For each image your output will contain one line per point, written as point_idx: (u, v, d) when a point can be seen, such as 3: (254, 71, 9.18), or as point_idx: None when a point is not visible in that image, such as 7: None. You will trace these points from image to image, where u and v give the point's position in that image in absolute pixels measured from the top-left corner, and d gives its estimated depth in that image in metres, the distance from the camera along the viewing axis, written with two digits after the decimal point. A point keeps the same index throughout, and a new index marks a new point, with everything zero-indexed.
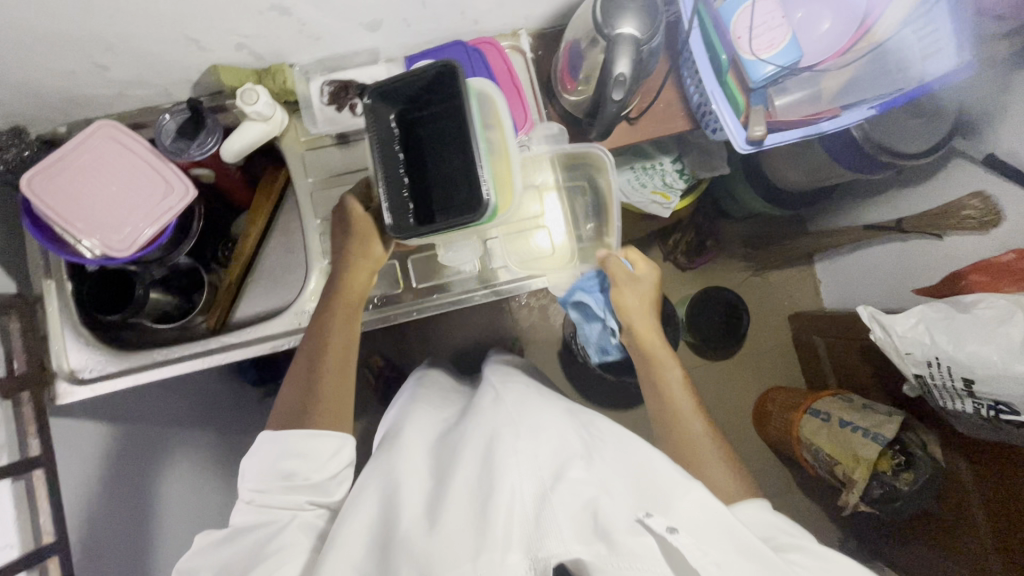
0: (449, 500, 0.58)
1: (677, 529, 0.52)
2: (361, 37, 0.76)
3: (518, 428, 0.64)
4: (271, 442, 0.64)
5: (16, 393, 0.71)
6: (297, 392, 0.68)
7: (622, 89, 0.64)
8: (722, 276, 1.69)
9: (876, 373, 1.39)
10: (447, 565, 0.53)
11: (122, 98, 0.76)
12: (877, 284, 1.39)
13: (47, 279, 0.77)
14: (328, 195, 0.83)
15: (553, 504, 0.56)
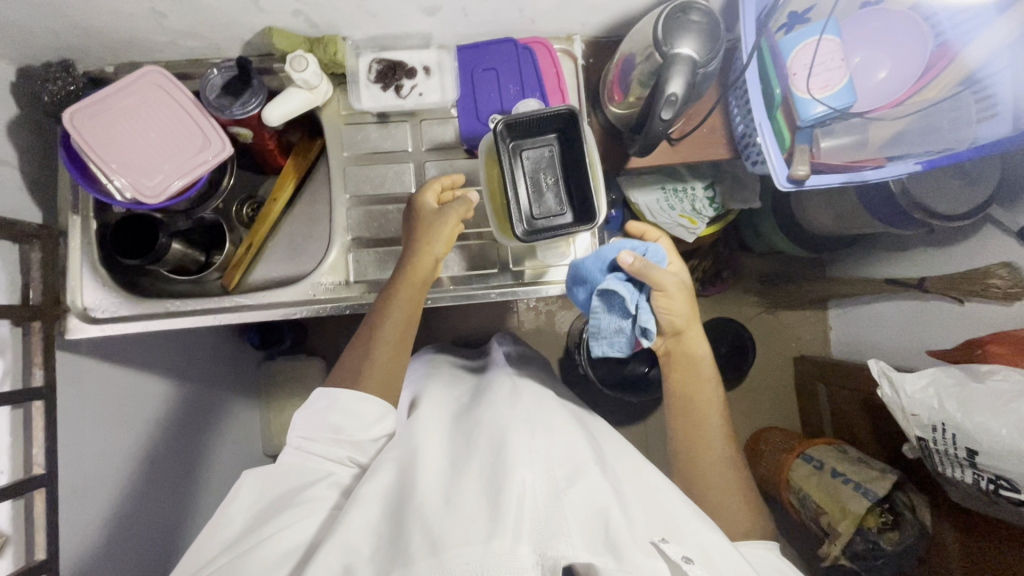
0: (466, 487, 0.58)
1: (693, 562, 0.53)
2: (417, 21, 0.76)
3: (536, 431, 0.65)
4: (325, 396, 0.66)
5: (28, 322, 0.71)
6: (354, 363, 0.70)
7: (672, 109, 0.63)
8: (733, 309, 1.68)
9: (875, 427, 1.38)
10: (458, 542, 0.52)
11: (173, 46, 0.76)
12: (887, 338, 1.38)
13: (74, 215, 0.77)
14: (360, 172, 0.83)
15: (565, 508, 0.56)
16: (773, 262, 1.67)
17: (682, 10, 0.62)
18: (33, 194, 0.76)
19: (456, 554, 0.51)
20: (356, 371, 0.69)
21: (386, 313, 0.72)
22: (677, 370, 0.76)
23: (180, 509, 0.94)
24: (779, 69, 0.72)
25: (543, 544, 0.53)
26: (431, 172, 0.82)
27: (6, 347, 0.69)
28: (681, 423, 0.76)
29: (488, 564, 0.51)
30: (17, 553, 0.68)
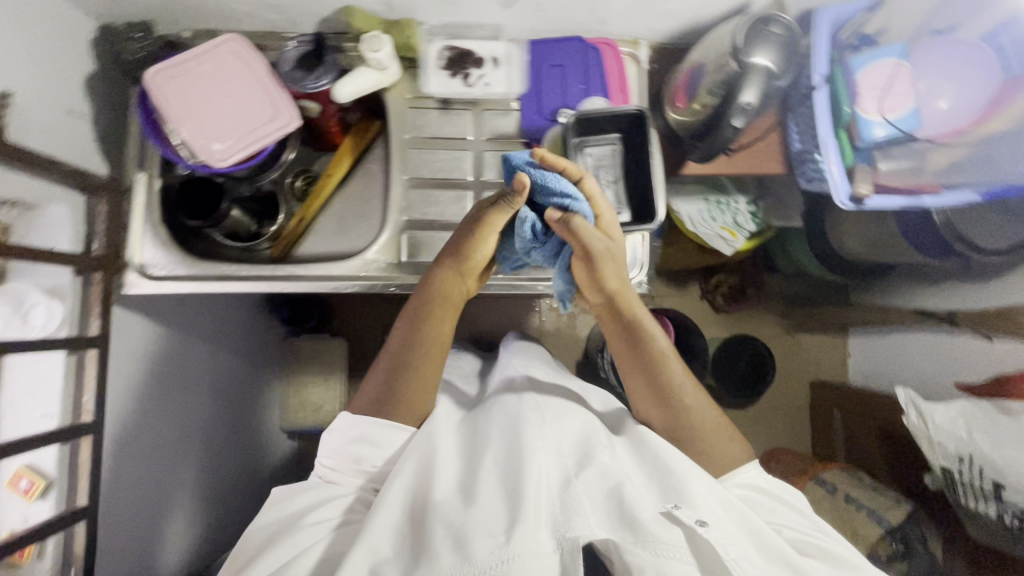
0: (480, 477, 0.62)
1: (707, 524, 0.56)
2: (492, 13, 0.77)
3: (545, 416, 0.69)
4: (353, 423, 0.67)
5: (90, 272, 0.74)
6: (372, 393, 0.69)
7: (744, 118, 0.66)
8: (754, 327, 1.68)
9: (891, 457, 1.38)
10: (479, 535, 0.55)
11: (251, 18, 0.78)
12: (907, 369, 1.39)
13: (140, 173, 0.79)
14: (420, 155, 0.84)
15: (579, 490, 0.60)
16: (798, 284, 1.67)
17: (764, 22, 0.63)
18: (103, 150, 0.78)
19: (479, 546, 0.54)
20: (378, 401, 0.69)
21: (409, 343, 0.70)
22: (615, 334, 0.73)
23: (198, 488, 0.98)
24: (848, 87, 0.73)
25: (560, 527, 0.57)
26: (489, 161, 0.83)
27: (68, 293, 0.71)
28: (636, 384, 0.72)
29: (509, 550, 0.54)
30: (60, 496, 0.71)
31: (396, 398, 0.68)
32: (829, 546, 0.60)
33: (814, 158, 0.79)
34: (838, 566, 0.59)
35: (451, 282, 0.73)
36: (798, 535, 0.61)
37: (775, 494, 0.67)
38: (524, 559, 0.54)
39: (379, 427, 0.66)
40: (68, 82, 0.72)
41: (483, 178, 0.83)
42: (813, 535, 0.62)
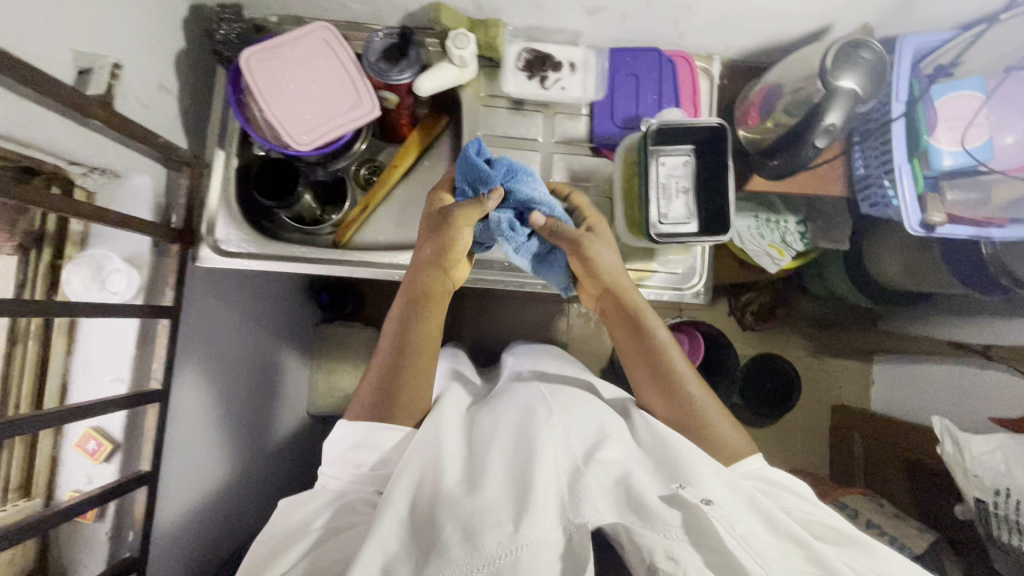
0: (487, 468, 0.62)
1: (711, 503, 0.57)
2: (575, 19, 0.79)
3: (551, 409, 0.71)
4: (352, 428, 0.68)
5: (170, 244, 0.75)
6: (370, 396, 0.71)
7: (827, 138, 0.66)
8: (780, 347, 1.69)
9: (912, 485, 1.38)
10: (489, 525, 0.55)
11: (339, 7, 0.80)
12: (933, 399, 1.40)
13: (220, 150, 0.81)
14: (491, 153, 0.85)
15: (587, 480, 0.60)
16: (825, 307, 1.68)
17: (854, 46, 0.64)
18: (184, 125, 0.80)
19: (488, 535, 0.54)
20: (377, 404, 0.70)
21: (402, 344, 0.73)
22: (617, 327, 0.78)
23: (230, 462, 1.00)
24: (928, 115, 0.73)
25: (568, 515, 0.57)
26: (557, 163, 0.85)
27: (145, 263, 0.75)
28: (645, 377, 0.75)
29: (519, 537, 0.54)
30: (123, 459, 0.73)
31: (394, 401, 0.70)
32: (833, 525, 0.61)
33: (881, 183, 0.78)
34: (848, 545, 0.60)
35: (439, 281, 0.75)
36: (804, 516, 0.63)
37: (782, 479, 0.68)
38: (535, 546, 0.54)
39: (379, 429, 0.68)
40: (161, 56, 0.74)
41: (550, 179, 0.85)
42: (818, 516, 0.63)
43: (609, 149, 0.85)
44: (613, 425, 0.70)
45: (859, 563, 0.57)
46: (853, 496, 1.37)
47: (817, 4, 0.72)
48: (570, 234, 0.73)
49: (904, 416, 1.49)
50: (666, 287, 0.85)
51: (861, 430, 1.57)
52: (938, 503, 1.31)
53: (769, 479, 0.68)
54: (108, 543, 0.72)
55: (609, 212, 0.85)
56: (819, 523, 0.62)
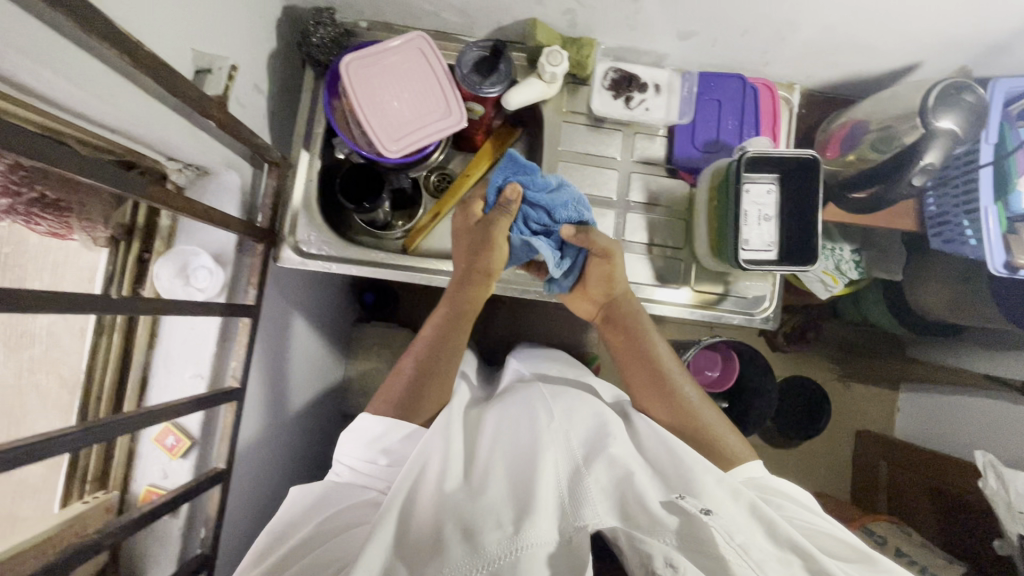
0: (485, 471, 0.61)
1: (712, 511, 0.54)
2: (666, 42, 0.80)
3: (555, 411, 0.69)
4: (375, 420, 0.66)
5: (255, 242, 0.75)
6: (397, 393, 0.70)
7: (923, 177, 0.68)
8: (808, 370, 1.67)
9: (939, 515, 1.36)
10: (490, 525, 0.53)
11: (432, 17, 0.80)
12: (966, 432, 1.39)
13: (305, 151, 0.81)
14: (572, 169, 0.85)
15: (589, 484, 0.58)
16: (855, 331, 1.66)
17: (957, 89, 0.66)
18: (270, 125, 0.80)
19: (490, 535, 0.52)
20: (403, 400, 0.69)
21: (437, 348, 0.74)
22: (617, 334, 0.80)
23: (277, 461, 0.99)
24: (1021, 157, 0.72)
25: (568, 517, 0.55)
26: (634, 182, 0.85)
27: (229, 261, 0.75)
28: (646, 383, 0.75)
29: (521, 537, 0.52)
30: (198, 456, 0.73)
31: (422, 398, 0.70)
32: (838, 536, 0.58)
33: (959, 222, 0.79)
34: (855, 559, 0.56)
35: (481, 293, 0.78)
36: (809, 527, 0.60)
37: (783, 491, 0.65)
38: (535, 548, 0.51)
39: (401, 426, 0.66)
40: (258, 57, 0.74)
41: (629, 198, 0.85)
42: (822, 527, 0.60)
43: (687, 171, 0.85)
44: (616, 426, 0.68)
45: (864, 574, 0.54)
46: (880, 522, 1.34)
47: (911, 42, 0.73)
48: (598, 242, 0.74)
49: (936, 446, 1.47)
50: (739, 313, 0.85)
51: (887, 456, 1.56)
52: (960, 535, 1.30)
53: (770, 489, 0.65)
54: (180, 539, 0.72)
55: (683, 234, 0.86)
56: (825, 535, 0.59)
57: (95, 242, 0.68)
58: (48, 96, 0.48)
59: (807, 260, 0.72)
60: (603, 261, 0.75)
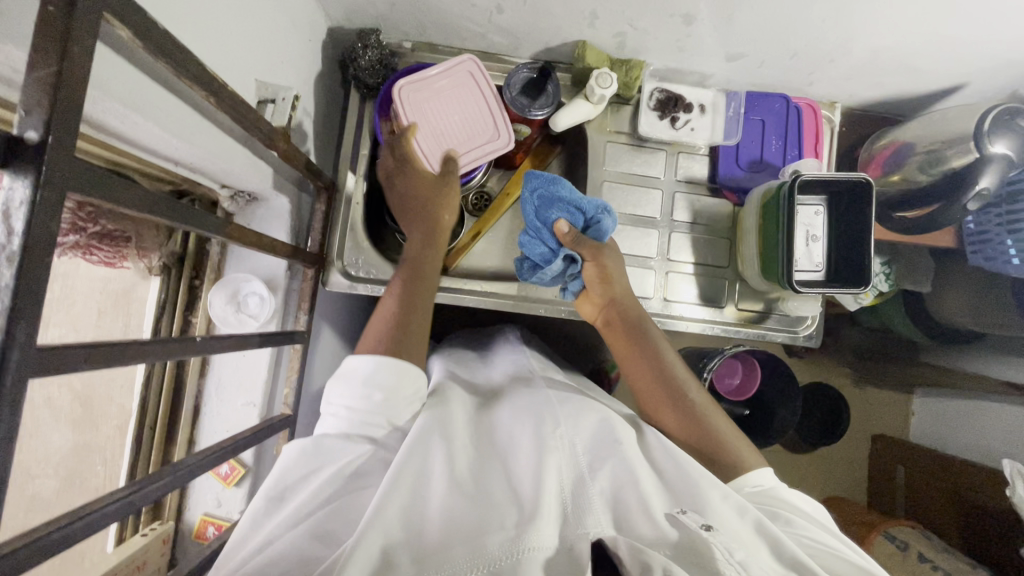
0: (477, 470, 0.53)
1: (715, 528, 0.46)
2: (712, 64, 0.80)
3: (559, 409, 0.60)
4: (364, 358, 0.58)
5: (306, 268, 0.74)
6: (384, 327, 0.62)
7: (979, 202, 0.70)
8: (822, 374, 1.53)
9: (959, 521, 1.23)
10: (492, 528, 0.45)
11: (479, 39, 0.80)
12: (987, 436, 1.25)
13: (351, 174, 0.80)
14: (616, 188, 0.85)
15: (591, 491, 0.50)
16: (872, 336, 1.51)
17: (1011, 114, 0.67)
18: (315, 147, 0.79)
19: (491, 536, 0.45)
20: (390, 337, 0.61)
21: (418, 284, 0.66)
22: (617, 338, 0.70)
23: None
24: None
25: (569, 525, 0.47)
26: (678, 202, 0.86)
27: (279, 287, 0.74)
28: (647, 389, 0.65)
29: (522, 544, 0.44)
30: (251, 485, 0.72)
31: (409, 333, 0.62)
32: (857, 563, 0.48)
33: (1001, 240, 0.79)
34: None
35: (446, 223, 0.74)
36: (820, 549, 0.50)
37: (791, 506, 0.56)
38: (536, 555, 0.44)
39: (393, 365, 0.58)
40: (307, 80, 0.73)
41: (673, 217, 0.85)
42: (837, 549, 0.50)
43: (730, 190, 0.85)
44: (622, 427, 0.59)
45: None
46: (902, 526, 1.21)
47: (958, 65, 0.74)
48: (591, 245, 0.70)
49: (952, 451, 1.33)
50: (784, 331, 0.86)
51: (903, 459, 1.42)
52: (985, 538, 1.16)
53: (777, 501, 0.56)
54: None
55: (727, 252, 0.86)
56: (839, 560, 0.49)
57: (148, 270, 0.69)
58: (128, 137, 0.47)
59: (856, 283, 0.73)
60: (592, 264, 0.71)
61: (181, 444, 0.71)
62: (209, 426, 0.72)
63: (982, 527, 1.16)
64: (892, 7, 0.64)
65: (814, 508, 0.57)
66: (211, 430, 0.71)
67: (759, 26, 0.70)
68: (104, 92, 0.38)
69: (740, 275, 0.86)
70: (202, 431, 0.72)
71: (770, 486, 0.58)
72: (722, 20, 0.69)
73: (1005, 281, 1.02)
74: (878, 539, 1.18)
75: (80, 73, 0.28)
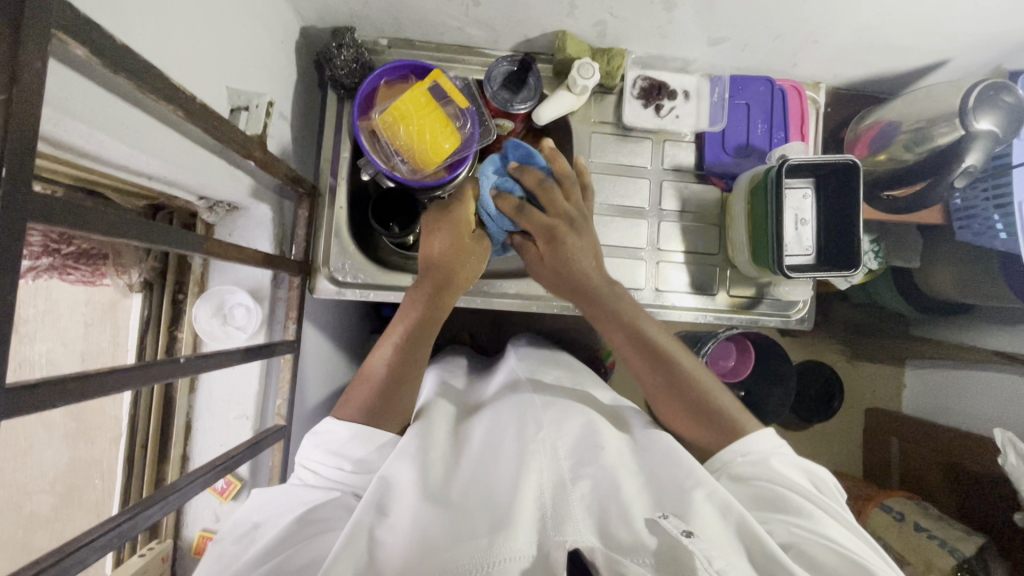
0: (456, 481, 0.54)
1: (695, 534, 0.46)
2: (694, 49, 0.79)
3: (542, 415, 0.60)
4: (343, 424, 0.59)
5: (293, 275, 0.73)
6: (368, 395, 0.61)
7: (967, 178, 0.70)
8: (815, 352, 1.51)
9: (953, 490, 1.24)
10: (466, 539, 0.47)
11: (457, 33, 0.78)
12: (979, 407, 1.26)
13: (333, 178, 0.79)
14: (602, 179, 0.84)
15: (571, 495, 0.50)
16: (864, 313, 1.51)
17: (997, 89, 0.67)
18: (293, 152, 0.78)
19: (464, 547, 0.46)
20: (373, 408, 0.60)
21: (410, 344, 0.64)
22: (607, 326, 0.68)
23: None
24: None
25: (545, 532, 0.48)
26: (666, 191, 0.85)
27: (266, 297, 0.72)
28: (644, 374, 0.65)
29: (495, 554, 0.45)
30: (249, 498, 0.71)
31: (391, 406, 0.61)
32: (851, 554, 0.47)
33: (988, 215, 0.79)
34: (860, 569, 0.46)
35: (457, 290, 0.69)
36: (803, 543, 0.49)
37: (790, 480, 0.55)
38: (509, 563, 0.45)
39: (369, 433, 0.58)
40: (282, 84, 0.72)
41: (661, 207, 0.84)
42: (827, 534, 0.49)
43: (717, 176, 0.84)
44: (605, 427, 0.60)
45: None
46: (899, 498, 1.23)
47: (941, 41, 0.73)
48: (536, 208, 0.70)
49: (944, 422, 1.35)
50: (778, 317, 0.86)
51: (897, 431, 1.43)
52: (980, 506, 1.16)
53: (773, 475, 0.55)
54: None
55: (717, 239, 0.86)
56: (820, 548, 0.48)
57: (130, 287, 0.68)
58: (96, 154, 0.46)
59: (843, 264, 0.73)
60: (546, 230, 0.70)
61: (174, 461, 0.69)
62: (201, 442, 0.71)
63: (979, 497, 1.17)
64: None
65: (817, 479, 0.56)
66: (206, 444, 0.71)
67: (740, 9, 0.69)
68: (63, 111, 0.36)
69: (731, 261, 0.85)
70: (194, 447, 0.71)
71: (770, 452, 0.58)
72: (702, 4, 0.68)
73: (991, 254, 1.02)
74: (875, 512, 1.21)
75: (34, 100, 0.27)
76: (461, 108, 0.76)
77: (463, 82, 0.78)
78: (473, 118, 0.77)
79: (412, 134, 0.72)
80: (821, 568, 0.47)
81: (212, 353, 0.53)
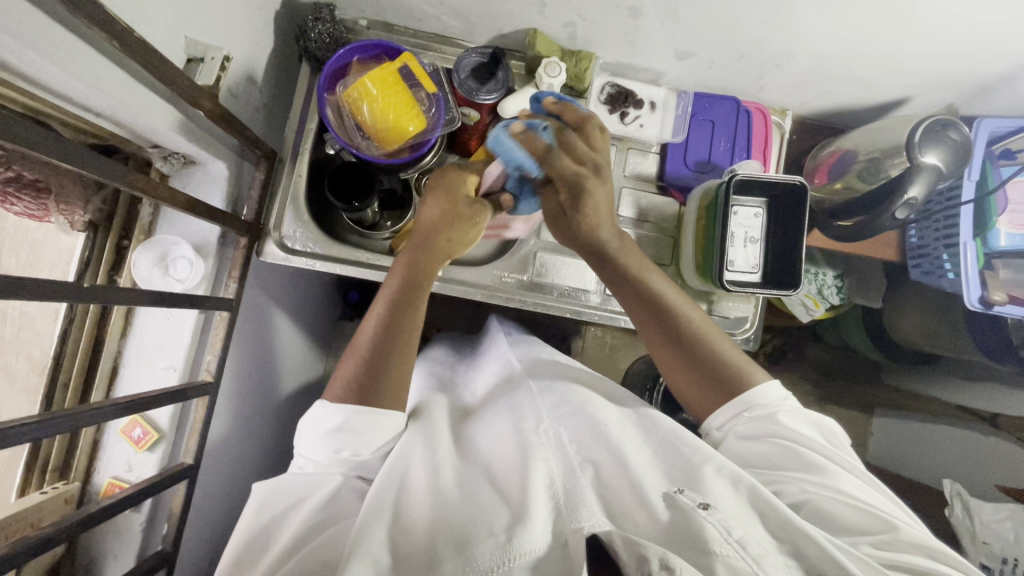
0: (465, 478, 0.57)
1: (711, 505, 0.49)
2: (663, 61, 0.80)
3: (541, 407, 0.65)
4: (334, 408, 0.57)
5: (240, 235, 0.74)
6: (352, 373, 0.60)
7: (907, 210, 0.71)
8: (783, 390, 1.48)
9: None
10: (481, 536, 0.47)
11: (434, 21, 0.80)
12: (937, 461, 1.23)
13: (296, 148, 0.80)
14: None
15: (582, 481, 0.54)
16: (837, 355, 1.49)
17: (942, 126, 0.68)
18: (260, 117, 0.79)
19: (479, 546, 0.46)
20: (364, 380, 0.59)
21: (385, 340, 0.62)
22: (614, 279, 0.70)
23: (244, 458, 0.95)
24: (1001, 201, 0.76)
25: (561, 520, 0.49)
26: (624, 197, 0.84)
27: (210, 253, 0.73)
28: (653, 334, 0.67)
29: (513, 546, 0.46)
30: (166, 450, 0.71)
31: (383, 374, 0.60)
32: (866, 509, 0.52)
33: (938, 255, 0.80)
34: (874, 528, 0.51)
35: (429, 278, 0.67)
36: (818, 500, 0.54)
37: (796, 434, 0.59)
38: (527, 556, 0.46)
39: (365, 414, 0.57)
40: (255, 49, 0.74)
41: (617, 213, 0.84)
42: (843, 490, 0.54)
43: (677, 189, 0.85)
44: (602, 407, 0.66)
45: (865, 550, 0.49)
46: None
47: (900, 77, 0.75)
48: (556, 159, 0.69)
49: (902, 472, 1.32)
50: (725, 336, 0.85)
51: None
52: None
53: (781, 429, 0.59)
54: (141, 535, 0.69)
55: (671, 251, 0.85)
56: (834, 503, 0.53)
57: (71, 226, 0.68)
58: (32, 77, 0.48)
59: (784, 283, 0.74)
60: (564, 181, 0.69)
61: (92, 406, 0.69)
62: (123, 391, 0.71)
63: None
64: (825, 16, 0.66)
65: (816, 424, 0.62)
66: (126, 392, 0.70)
67: (702, 25, 0.71)
68: None
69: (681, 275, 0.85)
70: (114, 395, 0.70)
71: (776, 407, 0.61)
72: (665, 15, 0.70)
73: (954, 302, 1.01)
74: None
75: None
76: (429, 94, 0.78)
77: (432, 68, 0.80)
78: (440, 104, 0.78)
79: (376, 111, 0.74)
80: (836, 524, 0.52)
81: (120, 289, 0.54)
